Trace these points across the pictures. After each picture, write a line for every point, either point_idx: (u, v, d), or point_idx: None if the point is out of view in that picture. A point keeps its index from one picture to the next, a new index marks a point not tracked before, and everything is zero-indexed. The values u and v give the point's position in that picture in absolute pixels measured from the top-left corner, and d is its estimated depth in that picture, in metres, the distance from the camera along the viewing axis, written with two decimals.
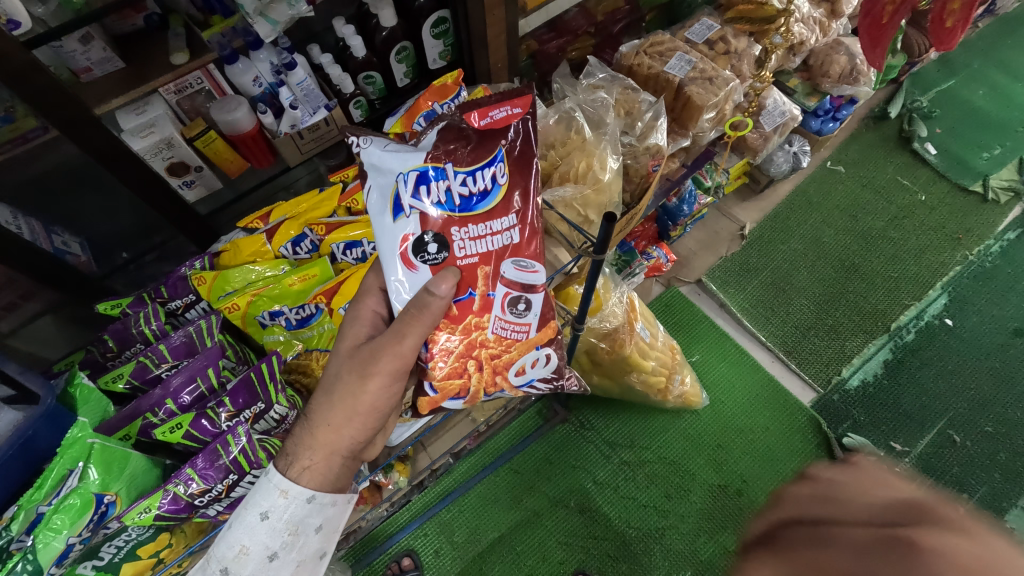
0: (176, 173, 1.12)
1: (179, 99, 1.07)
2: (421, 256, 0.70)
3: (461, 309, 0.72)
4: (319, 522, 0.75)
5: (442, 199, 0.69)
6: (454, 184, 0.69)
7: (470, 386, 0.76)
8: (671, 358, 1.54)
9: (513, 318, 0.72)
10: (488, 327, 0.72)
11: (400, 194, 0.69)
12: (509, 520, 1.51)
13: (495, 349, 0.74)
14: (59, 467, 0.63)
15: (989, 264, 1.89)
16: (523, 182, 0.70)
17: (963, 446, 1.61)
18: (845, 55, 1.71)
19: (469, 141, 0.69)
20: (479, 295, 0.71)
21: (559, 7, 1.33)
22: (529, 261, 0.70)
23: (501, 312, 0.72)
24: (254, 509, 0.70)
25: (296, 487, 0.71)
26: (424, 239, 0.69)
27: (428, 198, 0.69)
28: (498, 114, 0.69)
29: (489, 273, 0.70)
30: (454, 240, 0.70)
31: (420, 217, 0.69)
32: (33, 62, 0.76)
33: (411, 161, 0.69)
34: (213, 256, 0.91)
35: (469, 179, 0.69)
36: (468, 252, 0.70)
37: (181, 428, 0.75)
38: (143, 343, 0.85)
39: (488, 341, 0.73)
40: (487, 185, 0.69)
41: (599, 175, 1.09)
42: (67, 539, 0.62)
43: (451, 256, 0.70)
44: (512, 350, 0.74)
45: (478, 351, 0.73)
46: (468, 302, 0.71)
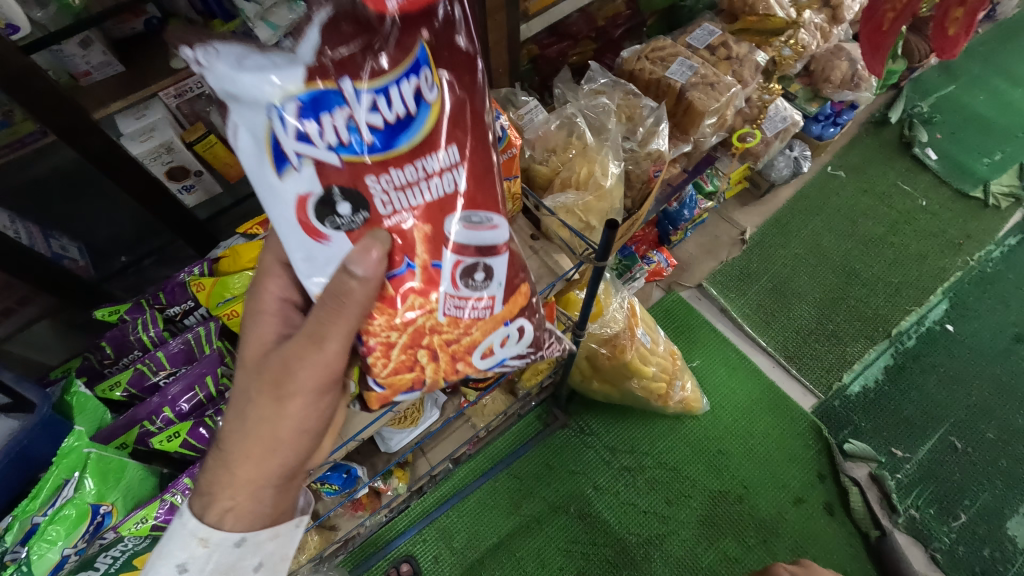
0: (175, 177, 1.12)
1: (179, 104, 1.04)
2: (331, 222, 0.56)
3: (397, 287, 0.61)
4: (260, 560, 0.70)
5: (346, 138, 0.53)
6: (359, 114, 0.53)
7: (424, 378, 0.67)
8: (672, 363, 1.53)
9: (467, 292, 0.63)
10: (439, 308, 0.63)
11: (279, 136, 0.52)
12: (508, 525, 1.50)
13: (450, 334, 0.64)
14: (56, 477, 0.62)
15: (990, 269, 1.88)
16: (451, 109, 0.57)
17: (965, 452, 1.61)
18: (846, 61, 1.71)
19: (369, 43, 0.52)
20: (421, 266, 0.60)
21: (561, 12, 1.33)
22: (482, 216, 0.62)
23: (453, 288, 0.62)
24: (172, 561, 0.64)
25: (217, 532, 0.65)
26: (331, 196, 0.55)
27: (325, 138, 0.53)
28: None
29: (429, 235, 0.60)
30: (374, 194, 0.56)
31: (318, 167, 0.54)
32: (31, 67, 0.76)
33: (287, 84, 0.50)
34: (211, 262, 0.88)
35: (379, 103, 0.53)
36: (394, 208, 0.57)
37: (178, 436, 0.75)
38: (141, 350, 0.85)
39: (440, 326, 0.63)
40: (405, 110, 0.54)
41: (601, 181, 1.09)
42: (62, 550, 0.63)
43: (373, 217, 0.57)
44: (472, 331, 0.65)
45: (429, 339, 0.64)
46: (407, 276, 0.60)
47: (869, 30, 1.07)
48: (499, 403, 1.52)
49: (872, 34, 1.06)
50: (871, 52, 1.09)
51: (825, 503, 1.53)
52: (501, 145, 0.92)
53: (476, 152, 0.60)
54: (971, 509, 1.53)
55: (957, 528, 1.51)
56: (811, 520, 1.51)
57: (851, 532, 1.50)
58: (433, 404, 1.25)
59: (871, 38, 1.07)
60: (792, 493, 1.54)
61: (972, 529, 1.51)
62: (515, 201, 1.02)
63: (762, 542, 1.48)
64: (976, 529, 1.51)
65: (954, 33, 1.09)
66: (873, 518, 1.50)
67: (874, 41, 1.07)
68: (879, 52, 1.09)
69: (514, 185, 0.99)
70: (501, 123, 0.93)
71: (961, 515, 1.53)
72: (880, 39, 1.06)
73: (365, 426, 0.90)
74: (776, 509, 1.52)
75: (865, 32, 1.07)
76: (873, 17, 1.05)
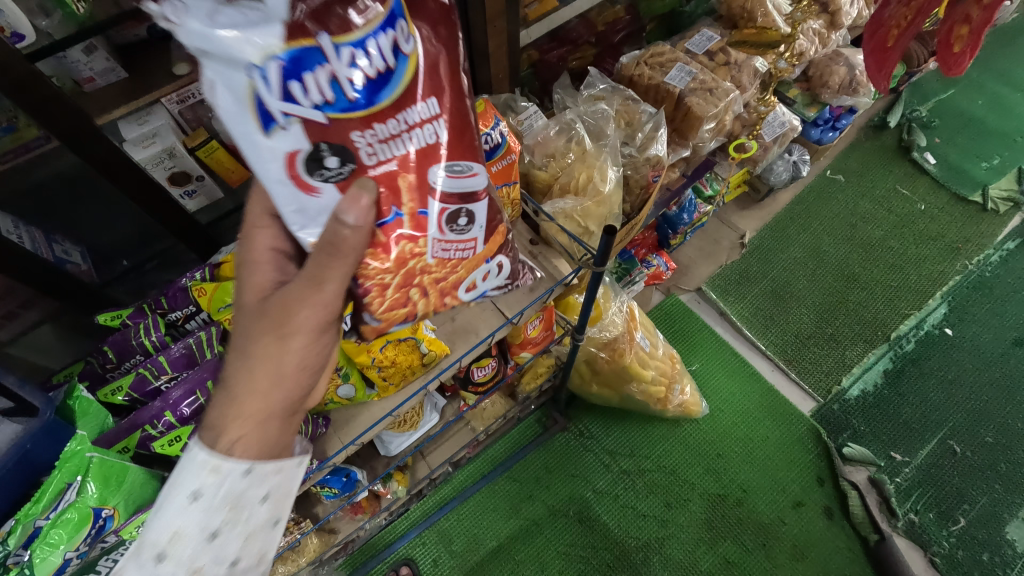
0: (177, 183, 1.12)
1: (182, 109, 1.07)
2: (319, 176, 0.58)
3: (387, 235, 0.62)
4: (268, 492, 0.64)
5: (330, 94, 0.54)
6: (342, 68, 0.53)
7: (417, 312, 0.69)
8: (671, 367, 1.53)
9: (454, 236, 0.66)
10: (428, 252, 0.65)
11: (266, 97, 0.52)
12: (507, 529, 1.50)
13: (439, 273, 0.67)
14: (59, 481, 0.63)
15: (989, 273, 1.89)
16: (425, 58, 0.58)
17: (964, 456, 1.61)
18: (844, 67, 1.71)
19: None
20: (408, 215, 0.62)
21: (560, 18, 1.33)
22: (464, 165, 0.64)
23: (441, 233, 0.65)
24: (182, 490, 0.59)
25: (229, 461, 0.60)
26: (319, 154, 0.56)
27: (308, 94, 0.54)
28: None
29: (412, 182, 0.61)
30: (360, 148, 0.57)
31: (302, 124, 0.55)
32: (35, 74, 0.77)
33: (265, 42, 0.50)
34: (213, 267, 0.89)
35: (358, 55, 0.53)
36: (380, 159, 0.59)
37: (180, 441, 0.76)
38: (143, 354, 0.85)
39: (430, 267, 0.66)
40: (384, 64, 0.55)
41: (600, 187, 1.10)
42: (65, 553, 0.63)
43: (359, 167, 0.58)
44: (458, 269, 0.69)
45: (421, 278, 0.67)
46: (397, 225, 0.62)
47: (873, 45, 0.94)
48: (498, 407, 1.53)
49: (877, 50, 0.93)
50: (874, 71, 0.95)
51: (824, 507, 1.53)
52: (498, 153, 0.93)
53: (455, 101, 0.61)
54: (970, 513, 1.54)
55: (956, 532, 1.52)
56: (810, 523, 1.51)
57: (851, 536, 1.50)
58: (433, 408, 1.29)
59: (876, 54, 0.94)
60: (791, 496, 1.54)
61: (972, 533, 1.51)
62: (515, 206, 1.03)
63: (762, 546, 1.48)
64: (975, 533, 1.51)
65: (959, 51, 0.85)
66: (872, 522, 1.50)
67: (880, 58, 0.93)
68: (885, 72, 0.94)
69: (513, 191, 1.00)
70: (499, 129, 0.93)
71: (961, 519, 1.53)
72: (885, 56, 0.93)
73: (365, 430, 0.91)
74: (775, 513, 1.52)
75: (869, 48, 0.94)
76: (878, 31, 0.93)
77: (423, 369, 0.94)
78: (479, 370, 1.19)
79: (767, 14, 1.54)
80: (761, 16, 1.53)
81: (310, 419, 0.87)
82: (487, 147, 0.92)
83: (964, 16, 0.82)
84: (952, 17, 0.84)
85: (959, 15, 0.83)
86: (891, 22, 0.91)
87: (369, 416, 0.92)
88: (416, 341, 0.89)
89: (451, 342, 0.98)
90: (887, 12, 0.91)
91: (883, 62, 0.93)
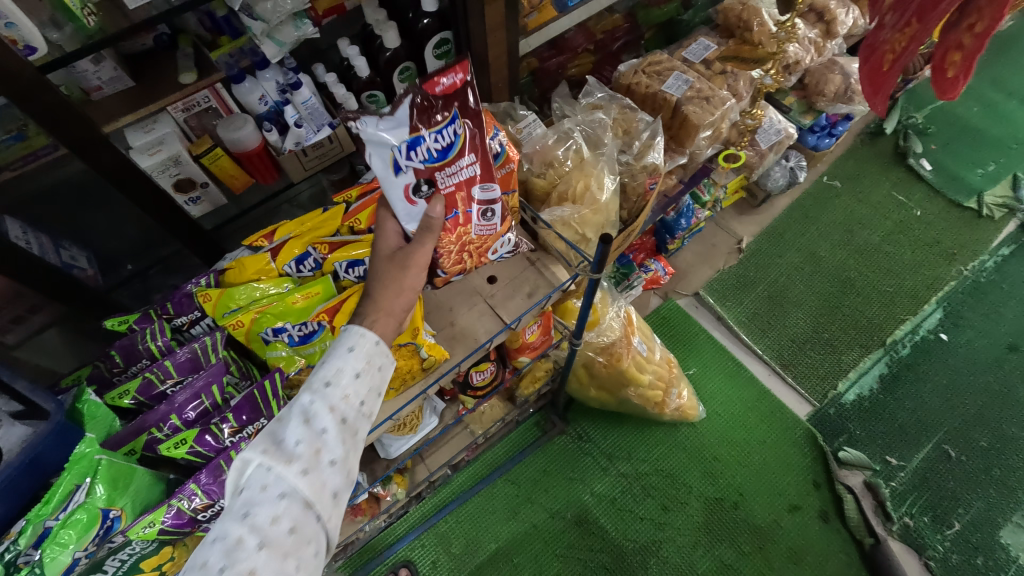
0: (182, 190, 1.14)
1: (187, 117, 1.09)
2: (418, 195, 0.78)
3: (453, 227, 0.83)
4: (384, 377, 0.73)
5: (427, 154, 0.75)
6: (432, 141, 0.74)
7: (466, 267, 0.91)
8: (668, 371, 1.55)
9: (487, 221, 0.86)
10: (472, 232, 0.85)
11: (397, 159, 0.74)
12: (506, 532, 1.52)
13: (479, 244, 0.88)
14: (68, 482, 0.65)
15: (984, 279, 1.91)
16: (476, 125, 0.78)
17: (958, 460, 1.63)
18: (840, 75, 1.74)
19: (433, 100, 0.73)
20: (461, 213, 0.83)
21: (559, 27, 1.35)
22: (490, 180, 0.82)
23: (479, 220, 0.85)
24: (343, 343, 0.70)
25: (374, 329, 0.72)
26: (420, 188, 0.78)
27: (417, 155, 0.75)
28: (446, 81, 0.72)
29: (466, 196, 0.81)
30: (440, 181, 0.78)
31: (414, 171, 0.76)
32: (46, 85, 0.79)
33: (398, 134, 0.73)
34: (218, 273, 0.91)
35: (439, 134, 0.74)
36: (449, 183, 0.79)
37: (185, 444, 0.77)
38: (149, 358, 0.87)
39: (474, 241, 0.87)
40: (450, 137, 0.76)
41: (597, 195, 1.13)
42: (74, 553, 0.64)
43: (438, 189, 0.79)
44: (489, 240, 0.90)
45: (469, 245, 0.87)
46: (456, 220, 0.82)
47: (869, 69, 0.98)
48: (497, 411, 1.55)
49: (873, 73, 0.98)
50: (873, 92, 1.00)
51: (820, 510, 1.55)
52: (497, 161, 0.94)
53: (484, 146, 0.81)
54: (965, 516, 1.55)
55: (951, 535, 1.53)
56: (806, 527, 1.53)
57: (846, 540, 1.52)
58: (432, 411, 1.30)
59: (874, 75, 0.98)
60: (787, 500, 1.56)
61: (966, 537, 1.53)
62: (514, 213, 1.04)
63: (758, 549, 1.50)
64: (969, 537, 1.53)
65: (953, 75, 0.87)
66: (867, 525, 1.52)
67: (877, 80, 0.98)
68: (882, 92, 0.99)
69: (512, 199, 1.01)
70: (499, 138, 0.94)
71: (955, 523, 1.55)
72: (881, 79, 0.97)
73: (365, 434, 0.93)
74: (771, 516, 1.54)
75: (866, 70, 0.99)
76: (872, 55, 0.96)
77: (422, 373, 0.96)
78: (478, 374, 1.21)
79: (763, 23, 1.54)
80: (757, 25, 1.54)
81: None
82: None
83: (956, 43, 0.85)
84: (945, 43, 0.86)
85: (951, 42, 0.85)
86: (886, 46, 0.94)
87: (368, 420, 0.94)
88: (416, 346, 0.92)
89: (451, 347, 0.98)
90: (881, 36, 0.94)
91: (880, 84, 0.97)
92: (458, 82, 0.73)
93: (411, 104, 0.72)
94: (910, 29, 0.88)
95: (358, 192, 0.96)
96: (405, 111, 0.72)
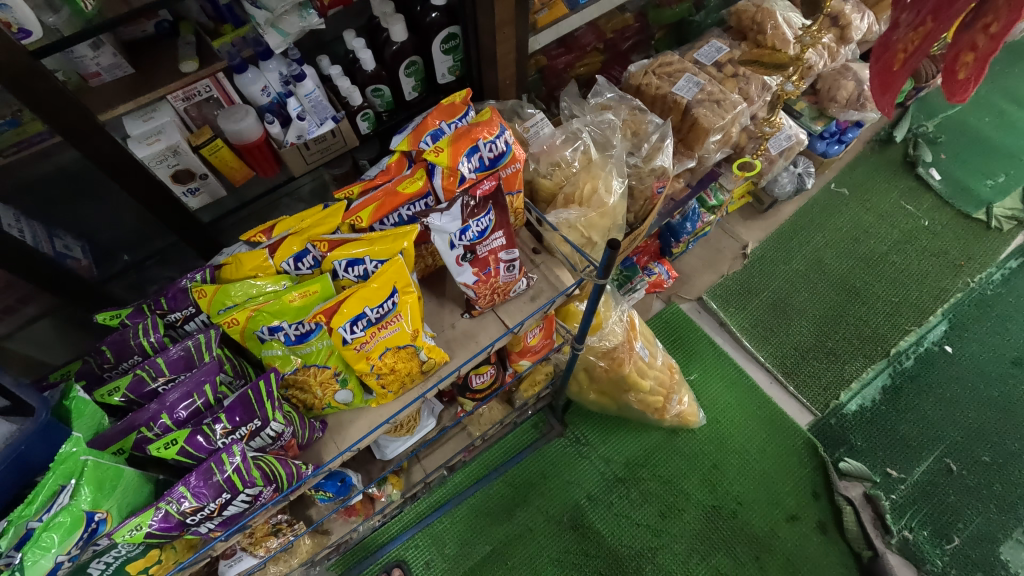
0: (180, 180, 1.12)
1: (187, 107, 1.07)
2: (464, 261, 0.90)
3: (486, 280, 0.93)
4: None
5: (471, 234, 0.88)
6: (475, 226, 0.88)
7: (492, 299, 0.97)
8: (669, 377, 1.52)
9: (511, 274, 0.95)
10: (500, 278, 0.94)
11: (453, 241, 0.88)
12: (500, 534, 1.50)
13: (502, 287, 0.96)
14: (52, 483, 0.63)
15: (990, 291, 1.88)
16: (505, 209, 0.91)
17: (960, 475, 1.61)
18: (853, 81, 1.71)
19: (475, 202, 0.88)
20: (492, 271, 0.93)
21: (569, 25, 1.33)
22: (512, 245, 0.93)
23: (504, 273, 0.94)
24: None
25: None
26: (466, 256, 0.90)
27: (465, 236, 0.88)
28: (483, 186, 0.89)
29: (497, 257, 0.92)
30: (480, 251, 0.90)
31: (462, 246, 0.89)
32: (41, 69, 0.76)
33: (452, 224, 0.87)
34: (214, 269, 0.88)
35: (478, 220, 0.88)
36: (486, 246, 0.90)
37: (176, 443, 0.74)
38: (141, 355, 0.84)
39: (500, 285, 0.95)
40: (485, 223, 0.89)
41: (604, 199, 1.11)
42: (56, 557, 0.62)
43: (477, 255, 0.90)
44: (511, 283, 0.97)
45: (495, 287, 0.95)
46: (488, 276, 0.93)
47: (878, 68, 0.87)
48: (495, 413, 1.53)
49: (883, 73, 0.87)
50: (880, 93, 0.89)
51: (818, 522, 1.53)
52: (502, 161, 0.93)
53: (506, 220, 0.92)
54: (964, 532, 1.53)
55: (950, 550, 1.51)
56: (803, 537, 1.51)
57: (844, 551, 1.50)
58: (431, 413, 1.27)
59: (882, 77, 0.87)
60: (785, 510, 1.54)
61: (966, 553, 1.51)
62: (519, 215, 1.03)
63: (755, 558, 1.48)
64: (969, 553, 1.51)
65: (965, 78, 0.78)
66: (866, 538, 1.49)
67: (884, 80, 0.87)
68: (889, 95, 0.88)
69: (517, 200, 1.00)
70: (505, 138, 0.92)
71: (955, 538, 1.53)
72: (889, 79, 0.86)
73: (362, 436, 0.90)
74: (769, 526, 1.52)
75: (876, 70, 0.88)
76: (883, 54, 0.86)
77: (421, 377, 0.93)
78: (478, 377, 1.19)
79: (778, 25, 1.52)
80: (771, 28, 1.52)
81: (307, 423, 0.86)
82: (492, 156, 0.91)
83: (969, 44, 0.76)
84: (959, 43, 0.77)
85: (965, 42, 0.76)
86: (899, 45, 0.84)
87: (366, 422, 0.91)
88: (416, 348, 0.88)
89: (451, 350, 0.97)
90: (894, 35, 0.85)
91: (888, 85, 0.86)
92: (491, 186, 0.89)
93: (463, 205, 0.87)
94: (925, 28, 0.79)
95: (360, 188, 0.93)
96: (458, 209, 0.86)
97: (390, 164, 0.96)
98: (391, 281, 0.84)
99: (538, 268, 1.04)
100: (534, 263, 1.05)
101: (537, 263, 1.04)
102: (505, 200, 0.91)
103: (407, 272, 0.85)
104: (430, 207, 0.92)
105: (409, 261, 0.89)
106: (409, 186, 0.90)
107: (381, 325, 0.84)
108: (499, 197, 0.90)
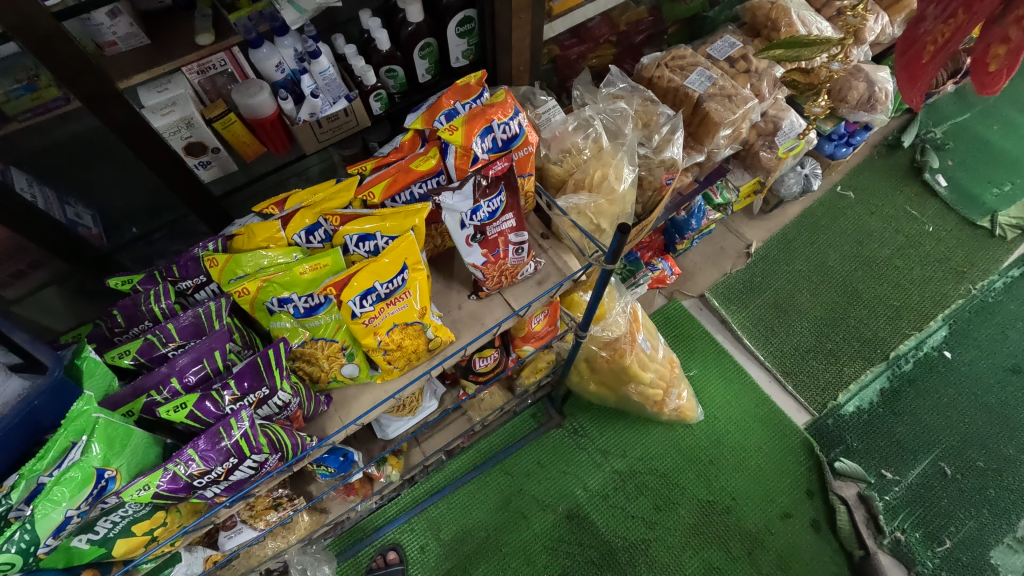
0: (192, 153, 1.12)
1: (202, 80, 1.07)
2: (473, 242, 0.90)
3: (495, 262, 0.94)
4: None
5: (483, 214, 0.89)
6: (485, 205, 0.88)
7: (496, 280, 0.97)
8: (669, 371, 1.53)
9: (518, 257, 0.95)
10: (507, 260, 0.95)
11: (464, 222, 0.88)
12: (496, 520, 1.51)
13: (508, 270, 0.96)
14: (64, 439, 0.65)
15: (992, 299, 1.89)
16: (516, 191, 0.91)
17: (953, 479, 1.62)
18: (864, 82, 1.69)
19: (487, 182, 0.88)
20: (501, 253, 0.93)
21: (584, 14, 1.33)
22: (520, 227, 0.93)
23: (510, 255, 0.94)
24: None
25: None
26: (474, 235, 0.90)
27: (476, 216, 0.88)
28: (496, 166, 0.89)
29: (505, 238, 0.92)
30: (489, 233, 0.90)
31: (474, 226, 0.89)
32: (61, 31, 0.76)
33: (462, 204, 0.87)
34: (226, 238, 0.89)
35: (490, 199, 0.88)
36: (497, 226, 0.91)
37: (185, 407, 0.75)
38: (151, 321, 0.86)
39: (506, 267, 0.96)
40: (496, 204, 0.89)
41: (614, 185, 1.12)
42: (66, 511, 0.63)
43: (485, 237, 0.91)
44: (516, 266, 0.97)
45: (501, 269, 0.95)
46: (496, 258, 0.93)
47: (903, 62, 0.78)
48: (496, 399, 1.53)
49: (909, 66, 0.77)
50: (907, 86, 0.80)
51: (811, 520, 1.54)
52: (515, 143, 0.93)
53: (516, 203, 0.92)
54: (956, 535, 1.55)
55: (941, 552, 1.52)
56: (797, 535, 1.52)
57: (837, 550, 1.50)
58: (433, 394, 1.28)
59: (908, 71, 0.78)
60: (779, 507, 1.55)
61: (957, 555, 1.52)
62: (529, 198, 1.04)
63: (747, 554, 1.49)
64: (960, 556, 1.52)
65: (994, 71, 0.68)
66: (859, 537, 1.50)
67: (911, 74, 0.77)
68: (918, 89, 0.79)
69: (528, 183, 1.01)
70: (519, 120, 0.92)
71: (947, 541, 1.54)
72: (918, 72, 0.77)
73: (367, 411, 0.91)
74: (762, 522, 1.53)
75: (901, 63, 0.79)
76: (910, 47, 0.77)
77: (427, 355, 0.93)
78: (481, 360, 1.19)
79: (792, 22, 1.52)
80: (785, 25, 1.52)
81: (312, 396, 0.87)
82: (505, 137, 0.92)
83: (1001, 37, 0.66)
84: (987, 38, 0.68)
85: (995, 36, 0.66)
86: (928, 38, 0.75)
87: (370, 398, 0.92)
88: (422, 326, 0.89)
89: (456, 330, 0.98)
90: (924, 26, 0.76)
91: (916, 80, 0.77)
92: (502, 169, 0.90)
93: (475, 185, 0.87)
94: (956, 20, 0.70)
95: (373, 164, 0.93)
96: (470, 188, 0.87)
97: (404, 143, 0.97)
98: (402, 257, 0.84)
99: (542, 254, 1.04)
100: (541, 247, 1.05)
101: (543, 250, 1.05)
102: (517, 185, 0.91)
103: (417, 249, 0.86)
104: (442, 184, 0.93)
105: (420, 240, 0.89)
106: (422, 164, 0.91)
107: (389, 301, 0.85)
108: (509, 179, 0.90)
